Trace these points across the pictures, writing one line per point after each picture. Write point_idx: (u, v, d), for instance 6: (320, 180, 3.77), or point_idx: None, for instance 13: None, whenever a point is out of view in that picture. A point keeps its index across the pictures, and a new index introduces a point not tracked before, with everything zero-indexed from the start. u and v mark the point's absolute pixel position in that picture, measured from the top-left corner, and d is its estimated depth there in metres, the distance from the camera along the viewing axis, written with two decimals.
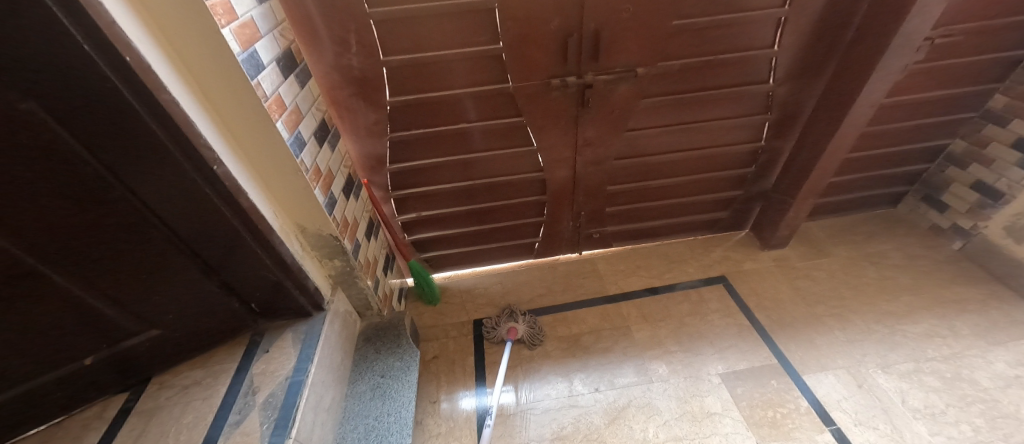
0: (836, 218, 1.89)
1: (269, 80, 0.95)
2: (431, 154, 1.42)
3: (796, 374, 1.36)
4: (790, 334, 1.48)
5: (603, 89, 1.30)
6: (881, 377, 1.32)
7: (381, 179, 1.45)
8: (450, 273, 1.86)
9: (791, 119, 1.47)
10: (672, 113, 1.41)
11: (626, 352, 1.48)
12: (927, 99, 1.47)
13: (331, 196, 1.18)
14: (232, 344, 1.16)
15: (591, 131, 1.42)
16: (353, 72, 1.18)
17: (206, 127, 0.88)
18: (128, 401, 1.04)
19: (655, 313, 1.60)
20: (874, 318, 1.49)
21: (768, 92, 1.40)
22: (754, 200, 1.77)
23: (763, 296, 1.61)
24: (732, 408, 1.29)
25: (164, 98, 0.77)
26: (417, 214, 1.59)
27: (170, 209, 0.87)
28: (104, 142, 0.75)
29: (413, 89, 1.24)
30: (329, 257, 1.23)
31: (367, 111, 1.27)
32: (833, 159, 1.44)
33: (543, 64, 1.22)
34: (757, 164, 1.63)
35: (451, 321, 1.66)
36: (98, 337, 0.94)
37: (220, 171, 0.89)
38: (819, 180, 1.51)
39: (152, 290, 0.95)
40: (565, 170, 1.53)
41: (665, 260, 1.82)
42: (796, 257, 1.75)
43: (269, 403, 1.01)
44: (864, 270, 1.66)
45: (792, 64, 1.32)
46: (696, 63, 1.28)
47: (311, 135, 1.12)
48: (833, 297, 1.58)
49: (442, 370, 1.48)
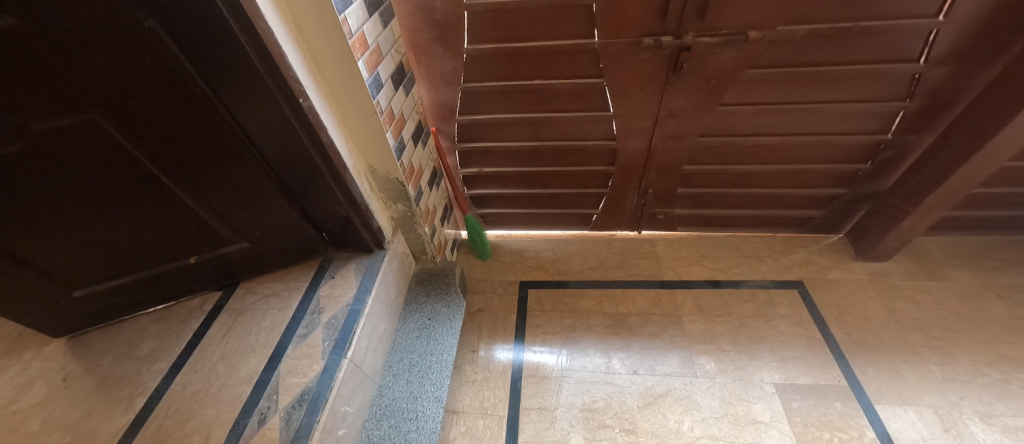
0: (962, 236, 1.59)
1: (355, 16, 0.95)
2: (502, 109, 1.38)
3: (867, 401, 1.22)
4: (869, 358, 1.31)
5: (704, 53, 1.14)
6: (976, 426, 1.14)
7: (450, 128, 1.46)
8: (504, 232, 1.88)
9: (936, 110, 1.21)
10: (783, 88, 1.22)
11: (674, 341, 1.42)
12: None
13: (401, 141, 1.20)
14: (306, 266, 1.28)
15: (679, 101, 1.28)
16: (435, 16, 1.15)
17: (295, 61, 0.91)
18: (222, 299, 1.21)
19: (713, 307, 1.50)
20: (985, 360, 1.27)
21: (914, 74, 1.14)
22: (860, 201, 1.53)
23: (847, 310, 1.43)
24: (782, 421, 1.20)
25: (260, 26, 0.80)
26: (479, 170, 1.59)
27: (261, 134, 0.94)
28: (212, 67, 0.81)
29: (492, 38, 1.19)
30: (393, 200, 1.28)
31: (444, 58, 1.24)
32: (982, 166, 1.17)
33: (638, 19, 1.09)
34: (874, 161, 1.38)
35: (500, 278, 1.69)
36: (201, 242, 1.08)
37: (305, 104, 0.94)
38: (955, 189, 1.25)
39: (244, 208, 1.06)
40: (641, 141, 1.41)
41: (735, 253, 1.67)
42: (899, 274, 1.51)
43: (331, 324, 1.12)
44: (986, 303, 1.40)
45: (956, 41, 1.06)
46: (829, 29, 1.07)
47: (389, 78, 1.13)
48: (936, 327, 1.36)
49: (484, 322, 1.54)
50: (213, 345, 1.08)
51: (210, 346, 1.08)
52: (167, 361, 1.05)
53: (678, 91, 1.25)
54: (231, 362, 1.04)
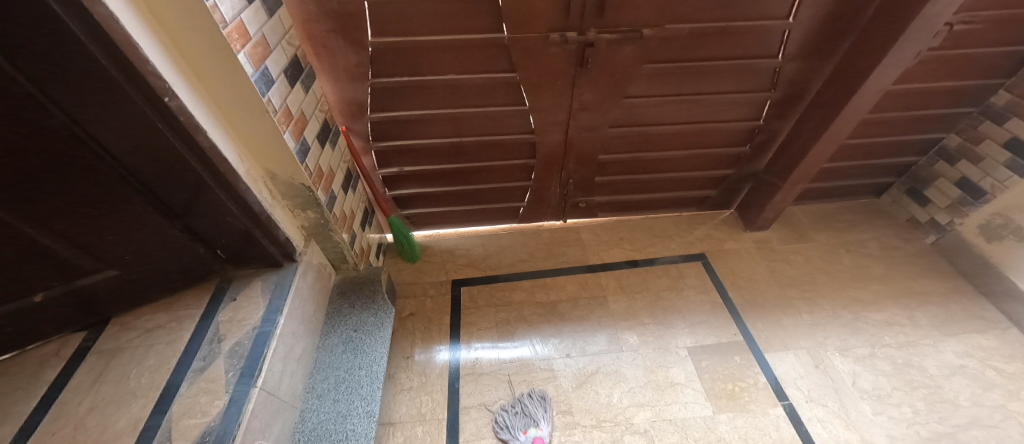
0: (820, 204, 1.90)
1: (229, 4, 0.82)
2: (418, 105, 1.33)
3: (759, 351, 1.41)
4: (759, 314, 1.52)
5: (605, 49, 1.21)
6: (837, 359, 1.39)
7: (361, 127, 1.37)
8: (433, 231, 1.83)
9: (793, 99, 1.43)
10: (674, 81, 1.34)
11: (601, 322, 1.50)
12: (933, 90, 1.42)
13: (304, 142, 1.09)
14: (198, 289, 1.12)
15: (587, 95, 1.34)
16: (332, 6, 1.06)
17: (155, 53, 0.77)
18: (87, 341, 1.00)
19: (633, 285, 1.61)
20: (841, 304, 1.54)
21: (775, 68, 1.33)
22: (745, 180, 1.75)
23: (739, 275, 1.64)
24: (695, 379, 1.34)
25: (100, 11, 0.66)
26: (400, 169, 1.52)
27: (119, 142, 0.79)
28: (36, 63, 0.66)
29: (400, 31, 1.14)
30: (301, 208, 1.17)
31: (348, 52, 1.16)
32: (829, 144, 1.41)
33: (543, 15, 1.12)
34: (752, 144, 1.59)
35: (430, 279, 1.64)
36: (48, 276, 0.88)
37: (172, 105, 0.80)
38: (812, 165, 1.48)
39: (104, 229, 0.89)
40: (557, 133, 1.46)
41: (649, 234, 1.81)
42: (777, 240, 1.76)
43: (235, 352, 0.99)
44: (839, 258, 1.69)
45: (804, 40, 1.25)
46: (706, 29, 1.20)
47: (280, 73, 1.01)
48: (806, 281, 1.61)
49: (417, 327, 1.49)
50: (76, 397, 0.89)
51: (73, 398, 0.89)
52: (14, 425, 0.84)
53: (586, 85, 1.31)
54: (104, 413, 0.87)
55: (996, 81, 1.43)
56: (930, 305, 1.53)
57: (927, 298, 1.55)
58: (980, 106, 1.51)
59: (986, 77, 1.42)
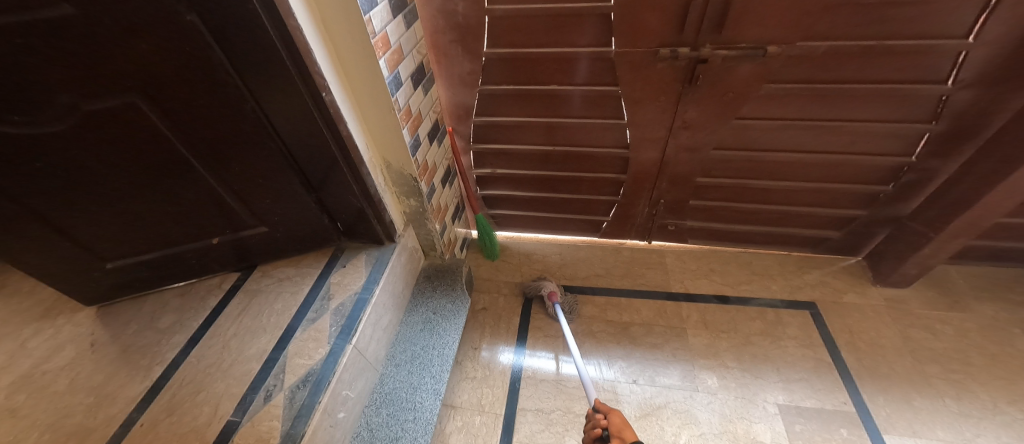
0: (988, 267, 1.52)
1: (380, 17, 0.98)
2: (520, 112, 1.41)
3: (874, 430, 1.18)
4: (879, 387, 1.27)
5: (721, 66, 1.14)
6: None
7: (465, 129, 1.49)
8: (513, 234, 1.90)
9: (961, 135, 1.18)
10: (803, 104, 1.20)
11: (675, 354, 1.41)
12: None
13: (417, 138, 1.24)
14: (319, 253, 1.33)
15: (693, 112, 1.28)
16: (457, 19, 1.18)
17: (321, 56, 0.95)
18: (239, 280, 1.27)
19: (720, 323, 1.48)
20: (1005, 398, 1.21)
21: (941, 96, 1.11)
22: (880, 225, 1.48)
23: (859, 336, 1.39)
24: (782, 443, 1.18)
25: (291, 23, 0.85)
26: (492, 171, 1.62)
27: (286, 126, 0.99)
28: (243, 60, 0.86)
29: (513, 44, 1.22)
30: (406, 195, 1.32)
31: (465, 61, 1.28)
32: (1012, 194, 1.12)
33: (657, 30, 1.10)
34: (896, 183, 1.35)
35: (506, 278, 1.71)
36: (222, 224, 1.14)
37: (328, 99, 0.98)
38: (983, 217, 1.20)
39: (263, 194, 1.11)
40: (654, 151, 1.42)
41: (746, 270, 1.64)
42: (918, 303, 1.46)
43: (339, 310, 1.16)
44: (1011, 339, 1.33)
45: (988, 63, 1.02)
46: (851, 48, 1.06)
47: (409, 77, 1.16)
48: (954, 359, 1.30)
49: (488, 321, 1.57)
50: (228, 322, 1.13)
51: (225, 323, 1.13)
52: (186, 334, 1.11)
53: (693, 102, 1.25)
54: (243, 340, 1.09)
55: None
56: None
57: None
58: None
59: None
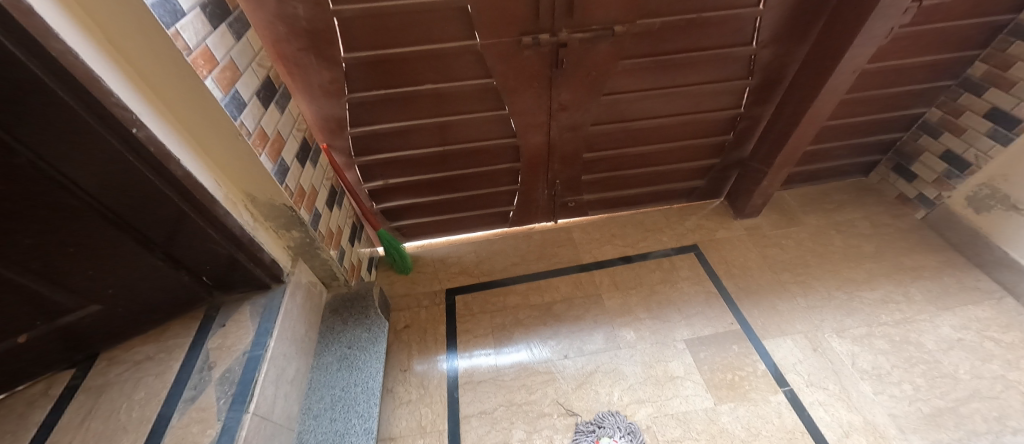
0: (809, 186, 1.90)
1: (192, 29, 0.81)
2: (399, 117, 1.33)
3: (757, 339, 1.41)
4: (754, 301, 1.51)
5: (579, 48, 1.21)
6: (835, 341, 1.38)
7: (342, 143, 1.36)
8: (423, 242, 1.82)
9: (772, 84, 1.43)
10: (652, 74, 1.34)
11: (597, 320, 1.50)
12: (909, 66, 1.43)
13: (282, 163, 1.09)
14: (186, 318, 1.11)
15: (566, 95, 1.34)
16: (301, 24, 1.05)
17: (120, 87, 0.77)
18: (75, 378, 0.99)
19: (626, 281, 1.61)
20: (835, 286, 1.54)
21: (751, 55, 1.33)
22: (731, 168, 1.75)
23: (732, 263, 1.64)
24: (694, 372, 1.34)
25: (57, 48, 0.65)
26: (384, 182, 1.52)
27: (91, 176, 0.79)
28: (0, 105, 0.65)
29: (372, 45, 1.14)
30: (285, 228, 1.17)
31: (321, 69, 1.16)
32: (811, 126, 1.40)
33: (513, 19, 1.12)
34: (735, 131, 1.59)
35: (424, 289, 1.64)
36: (31, 316, 0.87)
37: (141, 135, 0.80)
38: (796, 149, 1.48)
39: (85, 264, 0.88)
40: (540, 135, 1.46)
41: (639, 229, 1.81)
42: (767, 226, 1.76)
43: (226, 378, 0.98)
44: (831, 239, 1.69)
45: (776, 25, 1.25)
46: (678, 21, 1.20)
47: (253, 95, 1.00)
48: (799, 265, 1.61)
49: (413, 338, 1.48)
50: (68, 435, 0.88)
51: (64, 437, 0.88)
52: None
53: (563, 85, 1.31)
54: None
55: (971, 53, 1.44)
56: (923, 280, 1.53)
57: (920, 273, 1.55)
58: (958, 78, 1.52)
59: (961, 50, 1.42)
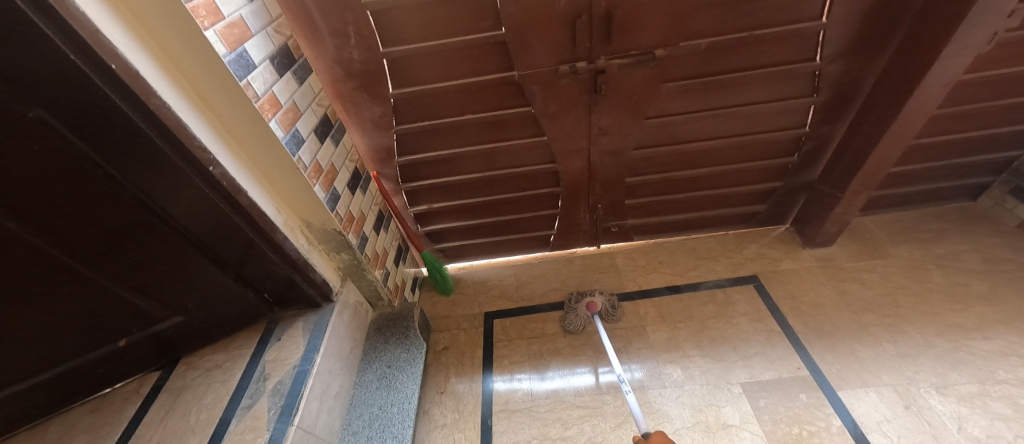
0: (898, 213, 1.66)
1: (261, 80, 0.93)
2: (442, 146, 1.39)
3: (830, 389, 1.23)
4: (826, 344, 1.34)
5: (618, 74, 1.19)
6: (933, 399, 1.17)
7: (391, 171, 1.46)
8: (465, 263, 1.87)
9: (844, 101, 1.28)
10: (701, 96, 1.28)
11: (641, 354, 1.41)
12: (1023, 74, 1.21)
13: (333, 191, 1.18)
14: (251, 330, 1.23)
15: (607, 120, 1.32)
16: (355, 67, 1.16)
17: (203, 133, 0.88)
18: (160, 379, 1.13)
19: (676, 314, 1.50)
20: (934, 331, 1.31)
21: (815, 71, 1.22)
22: (797, 192, 1.59)
23: (801, 299, 1.47)
24: (751, 421, 1.20)
25: (154, 101, 0.77)
26: (428, 206, 1.59)
27: (177, 207, 0.90)
28: (111, 149, 0.77)
29: (416, 81, 1.21)
30: (337, 251, 1.26)
31: (372, 105, 1.25)
32: (894, 147, 1.23)
33: (551, 50, 1.13)
34: (800, 153, 1.45)
35: (465, 312, 1.67)
36: (128, 323, 1.01)
37: (216, 172, 0.90)
38: (876, 172, 1.31)
39: (172, 282, 1.01)
40: (580, 160, 1.45)
41: (691, 256, 1.69)
42: (845, 257, 1.56)
43: (277, 390, 1.06)
44: (928, 275, 1.45)
45: (845, 38, 1.13)
46: (727, 41, 1.14)
47: (311, 132, 1.11)
48: (886, 305, 1.40)
49: (451, 361, 1.51)
50: (150, 431, 1.00)
51: (146, 432, 1.00)
52: None
53: (604, 111, 1.29)
54: None
55: None
56: None
57: None
58: None
59: None
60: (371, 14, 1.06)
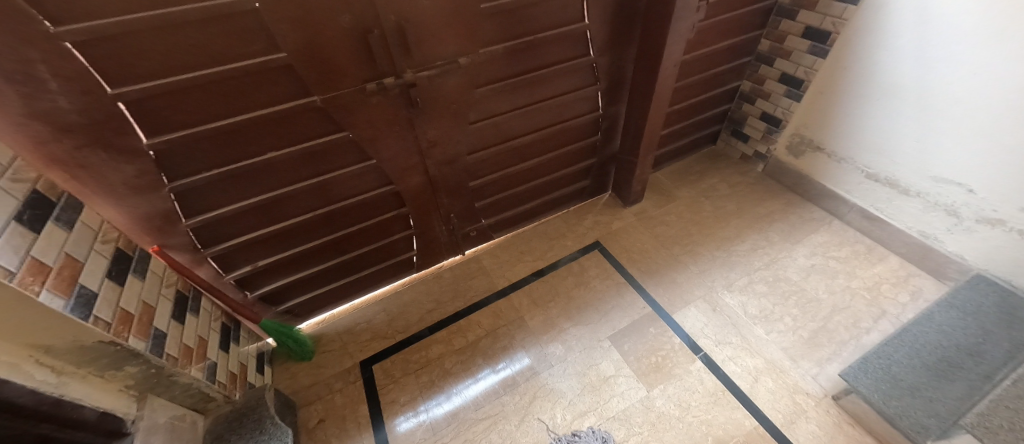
0: (674, 164, 2.12)
1: None
2: (249, 193, 1.16)
3: (667, 315, 1.51)
4: (657, 280, 1.62)
5: (429, 85, 1.18)
6: (727, 297, 1.54)
7: (181, 239, 1.14)
8: (325, 315, 1.63)
9: (618, 84, 1.55)
10: (511, 95, 1.37)
11: (524, 344, 1.47)
12: (716, 50, 1.67)
13: (82, 290, 0.85)
14: None
15: (432, 131, 1.30)
16: (74, 119, 0.85)
17: None
18: None
19: (543, 296, 1.61)
20: (716, 247, 1.72)
21: (591, 63, 1.44)
22: (608, 163, 1.87)
23: (631, 250, 1.74)
24: (623, 366, 1.38)
25: None
26: (253, 266, 1.31)
27: None
28: None
29: (183, 124, 0.97)
30: (114, 367, 0.93)
31: (119, 164, 0.95)
32: (658, 114, 1.55)
33: (348, 70, 1.05)
34: (600, 131, 1.70)
35: (334, 371, 1.45)
36: None
37: None
38: (652, 137, 1.64)
39: None
40: (418, 176, 1.40)
41: (545, 239, 1.84)
42: (652, 207, 1.92)
43: None
44: (702, 206, 1.90)
45: (603, 34, 1.37)
46: (516, 45, 1.24)
47: (12, 221, 0.77)
48: (683, 236, 1.78)
49: (331, 432, 1.30)
50: None
51: None
52: None
53: (425, 123, 1.27)
54: None
55: (756, 31, 1.73)
56: (778, 222, 1.79)
57: (774, 217, 1.81)
58: (753, 53, 1.82)
59: (749, 30, 1.70)
60: (72, 47, 0.78)
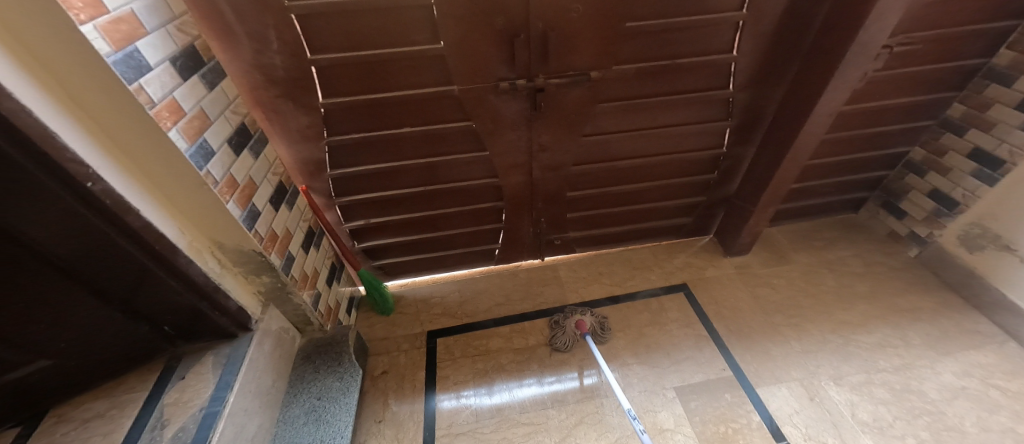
0: (798, 224, 1.88)
1: (158, 83, 0.81)
2: (379, 159, 1.33)
3: (750, 387, 1.34)
4: (745, 345, 1.46)
5: (555, 93, 1.22)
6: (831, 389, 1.32)
7: (321, 185, 1.36)
8: (406, 280, 1.79)
9: (752, 124, 1.43)
10: (633, 116, 1.35)
11: (583, 365, 1.44)
12: (885, 107, 1.44)
13: (251, 208, 1.07)
14: (143, 370, 1.03)
15: (545, 136, 1.34)
16: (278, 73, 1.07)
17: (76, 142, 0.73)
18: (19, 439, 0.87)
19: (615, 323, 1.56)
20: (830, 328, 1.48)
21: (728, 98, 1.35)
22: (718, 205, 1.74)
23: (723, 304, 1.59)
24: (684, 423, 1.27)
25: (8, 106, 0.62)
26: (365, 221, 1.50)
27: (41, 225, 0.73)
28: None
29: (349, 91, 1.14)
30: (255, 273, 1.14)
31: (296, 114, 1.16)
32: (795, 164, 1.39)
33: (489, 67, 1.14)
34: (718, 171, 1.59)
35: (405, 332, 1.59)
36: None
37: (96, 189, 0.76)
38: (780, 188, 1.47)
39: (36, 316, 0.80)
40: (520, 175, 1.46)
41: (628, 267, 1.77)
42: (758, 264, 1.73)
43: (178, 439, 0.90)
44: (823, 278, 1.65)
45: (751, 69, 1.27)
46: (652, 67, 1.22)
47: (224, 143, 0.99)
48: (791, 306, 1.56)
49: (390, 385, 1.42)
50: None
51: None
52: None
53: (542, 127, 1.31)
54: None
55: (949, 93, 1.44)
56: (922, 322, 1.47)
57: (918, 315, 1.50)
58: (938, 118, 1.52)
59: (938, 90, 1.43)
60: (294, 18, 0.98)
